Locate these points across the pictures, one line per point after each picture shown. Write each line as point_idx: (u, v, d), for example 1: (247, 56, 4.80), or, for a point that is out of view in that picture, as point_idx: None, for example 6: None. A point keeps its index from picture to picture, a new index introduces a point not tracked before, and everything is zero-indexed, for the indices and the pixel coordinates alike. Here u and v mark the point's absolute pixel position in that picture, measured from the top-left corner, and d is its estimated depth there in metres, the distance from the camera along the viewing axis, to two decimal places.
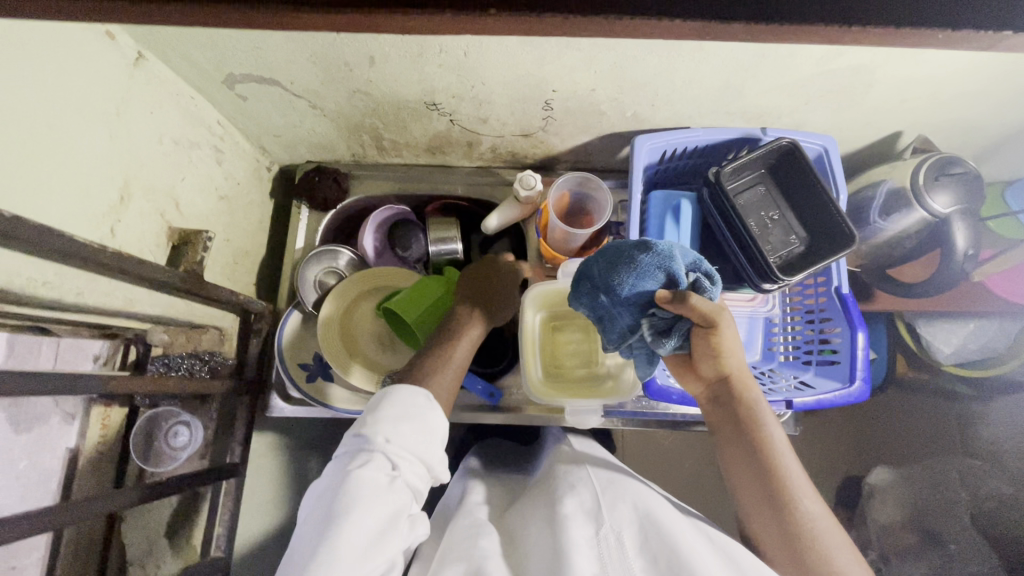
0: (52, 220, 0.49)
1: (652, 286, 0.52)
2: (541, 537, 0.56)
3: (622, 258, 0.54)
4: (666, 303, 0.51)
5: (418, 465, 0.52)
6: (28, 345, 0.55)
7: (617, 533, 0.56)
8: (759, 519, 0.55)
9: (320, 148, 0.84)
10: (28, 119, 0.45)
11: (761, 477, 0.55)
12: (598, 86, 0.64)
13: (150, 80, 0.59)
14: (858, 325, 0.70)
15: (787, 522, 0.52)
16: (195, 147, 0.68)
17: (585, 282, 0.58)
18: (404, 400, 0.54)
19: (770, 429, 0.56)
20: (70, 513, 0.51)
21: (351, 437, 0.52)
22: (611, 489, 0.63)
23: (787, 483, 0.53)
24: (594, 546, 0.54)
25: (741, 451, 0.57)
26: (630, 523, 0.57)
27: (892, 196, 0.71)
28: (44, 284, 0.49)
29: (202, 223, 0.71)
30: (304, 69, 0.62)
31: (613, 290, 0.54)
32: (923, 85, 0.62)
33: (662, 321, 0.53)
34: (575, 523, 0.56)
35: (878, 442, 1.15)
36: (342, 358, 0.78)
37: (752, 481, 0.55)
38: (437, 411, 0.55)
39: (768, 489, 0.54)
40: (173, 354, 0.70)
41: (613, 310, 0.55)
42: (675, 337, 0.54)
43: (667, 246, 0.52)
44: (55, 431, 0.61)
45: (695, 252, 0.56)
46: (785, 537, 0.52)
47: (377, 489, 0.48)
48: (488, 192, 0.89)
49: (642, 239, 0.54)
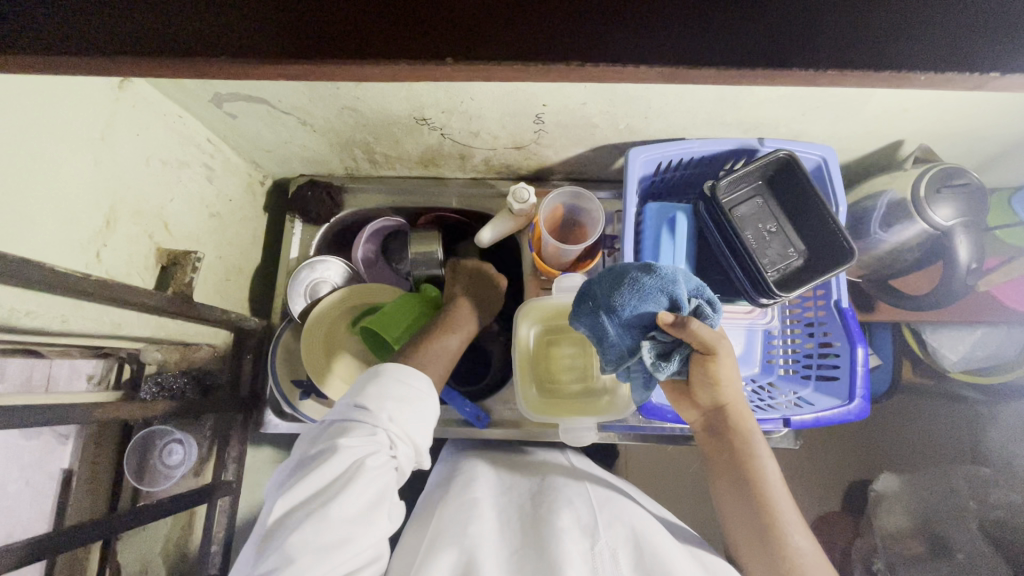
0: (37, 250, 0.49)
1: (652, 309, 0.52)
2: (532, 543, 0.56)
3: (625, 278, 0.54)
4: (668, 326, 0.50)
5: (413, 447, 0.54)
6: (20, 368, 0.55)
7: (612, 550, 0.55)
8: (749, 550, 0.55)
9: (313, 162, 0.83)
10: (9, 155, 0.45)
11: (751, 510, 0.54)
12: (590, 100, 0.63)
13: (135, 102, 0.59)
14: (858, 340, 0.69)
15: (776, 556, 0.52)
16: (184, 166, 0.68)
17: (586, 303, 0.57)
18: (407, 383, 0.55)
19: (763, 462, 0.56)
20: (63, 540, 0.52)
21: (350, 407, 0.53)
22: (605, 504, 0.62)
23: (778, 516, 0.53)
24: (588, 560, 0.53)
25: (734, 481, 0.56)
26: (624, 543, 0.57)
27: (894, 207, 0.69)
28: (26, 312, 0.49)
29: (193, 242, 0.71)
30: (292, 88, 0.62)
31: (614, 310, 0.53)
32: (922, 96, 0.61)
33: (662, 344, 0.52)
34: (572, 535, 0.55)
35: (884, 447, 1.14)
36: (325, 376, 0.77)
37: (743, 511, 0.55)
38: (431, 397, 0.57)
39: (759, 520, 0.54)
40: (165, 373, 0.70)
41: (612, 331, 0.54)
42: (675, 363, 0.52)
43: (671, 271, 0.53)
44: (51, 453, 0.62)
45: (698, 278, 0.56)
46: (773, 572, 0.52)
47: (377, 465, 0.49)
48: (482, 203, 0.88)
49: (646, 261, 0.55)
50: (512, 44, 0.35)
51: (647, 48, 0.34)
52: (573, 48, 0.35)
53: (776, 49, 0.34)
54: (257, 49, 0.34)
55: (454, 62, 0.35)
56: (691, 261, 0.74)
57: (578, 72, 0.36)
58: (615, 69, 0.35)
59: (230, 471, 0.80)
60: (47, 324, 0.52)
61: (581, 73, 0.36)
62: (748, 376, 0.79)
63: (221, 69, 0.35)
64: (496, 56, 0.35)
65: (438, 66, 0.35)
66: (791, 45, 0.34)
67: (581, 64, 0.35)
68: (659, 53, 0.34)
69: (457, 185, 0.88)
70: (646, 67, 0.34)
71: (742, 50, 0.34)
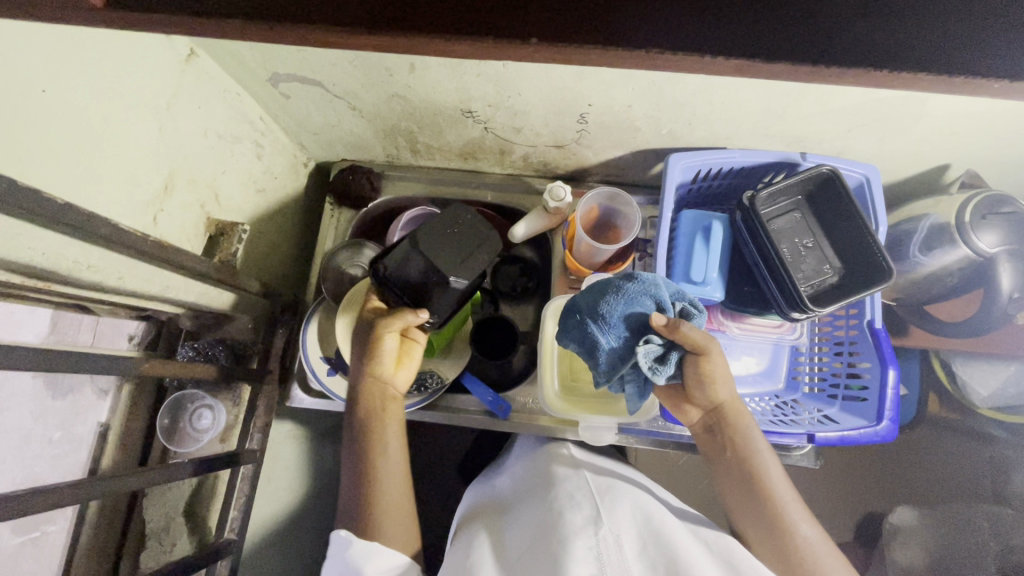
0: (101, 207, 0.51)
1: (641, 311, 0.54)
2: (538, 535, 0.56)
3: (610, 288, 0.55)
4: (661, 329, 0.52)
5: None
6: (70, 322, 0.62)
7: (617, 536, 0.55)
8: (760, 539, 0.57)
9: (357, 148, 0.85)
10: (84, 117, 0.48)
11: (755, 502, 0.57)
12: (636, 103, 0.64)
13: (198, 76, 0.62)
14: (889, 362, 0.68)
15: (787, 547, 0.55)
16: (237, 141, 0.70)
17: (573, 317, 0.58)
18: (332, 555, 0.57)
19: (761, 453, 0.59)
20: (103, 485, 0.51)
21: None
22: (604, 494, 0.62)
23: (782, 508, 0.56)
24: (593, 548, 0.53)
25: (736, 477, 0.59)
26: (629, 530, 0.57)
27: (935, 232, 0.69)
28: (88, 267, 0.50)
29: (239, 215, 0.73)
30: (346, 71, 0.64)
31: (602, 317, 0.54)
32: (975, 118, 0.60)
33: (658, 348, 0.53)
34: (576, 527, 0.56)
35: (903, 480, 1.11)
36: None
37: (751, 509, 0.58)
38: (353, 544, 0.55)
39: (764, 514, 0.57)
40: (201, 339, 0.74)
41: (602, 339, 0.54)
42: (671, 365, 0.54)
43: (650, 277, 0.56)
44: (88, 404, 0.67)
45: (676, 284, 0.59)
46: (786, 564, 0.55)
47: None
48: (516, 200, 0.90)
49: (626, 271, 0.57)
50: (582, 31, 0.36)
51: (713, 43, 0.35)
52: (642, 34, 0.35)
53: (845, 49, 0.34)
54: (346, 23, 0.36)
55: (536, 41, 0.36)
56: (724, 270, 0.73)
57: (654, 60, 0.36)
58: (689, 59, 0.35)
59: (255, 440, 0.77)
60: (104, 280, 0.53)
61: (656, 62, 0.36)
62: (771, 391, 0.79)
63: (311, 37, 0.36)
64: (568, 36, 0.36)
65: (517, 45, 0.36)
66: (858, 45, 0.34)
67: (658, 52, 0.35)
68: (733, 46, 0.35)
69: (493, 179, 0.90)
70: (724, 58, 0.35)
71: (811, 50, 0.35)
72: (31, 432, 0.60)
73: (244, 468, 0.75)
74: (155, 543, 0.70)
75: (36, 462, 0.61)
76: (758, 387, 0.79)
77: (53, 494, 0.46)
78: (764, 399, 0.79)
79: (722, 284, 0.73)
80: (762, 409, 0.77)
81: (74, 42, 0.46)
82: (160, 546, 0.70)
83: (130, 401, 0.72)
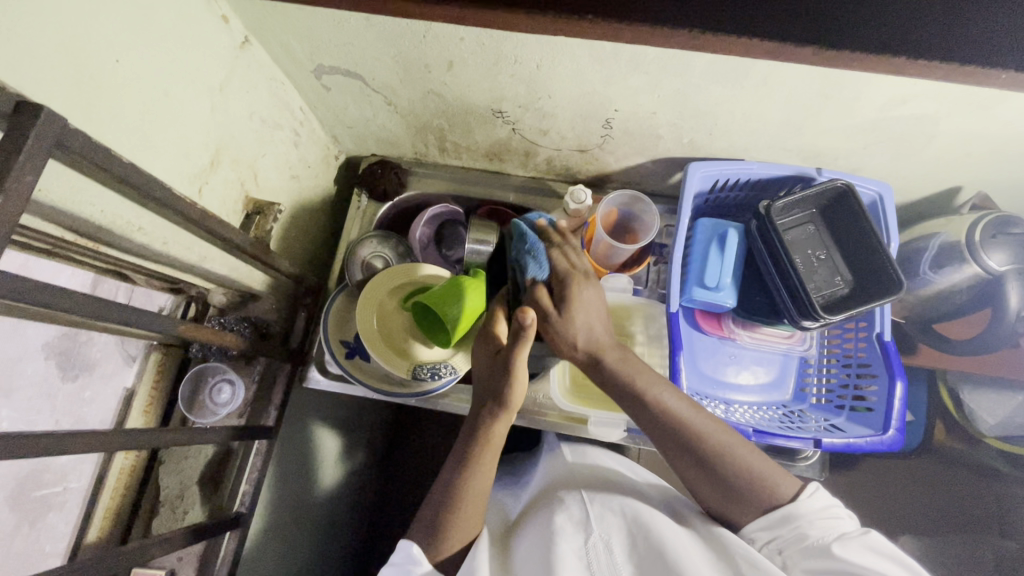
0: (156, 173, 0.55)
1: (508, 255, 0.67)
2: (534, 541, 0.58)
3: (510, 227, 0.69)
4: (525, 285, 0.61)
5: None
6: (109, 289, 0.65)
7: (607, 542, 0.57)
8: (696, 472, 0.58)
9: (387, 144, 0.89)
10: (149, 86, 0.51)
11: (677, 439, 0.58)
12: (661, 110, 0.67)
13: (251, 62, 0.66)
14: (898, 374, 0.70)
15: (723, 469, 0.57)
16: (278, 128, 0.74)
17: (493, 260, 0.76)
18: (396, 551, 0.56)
19: (652, 383, 0.59)
20: (132, 438, 0.52)
21: None
22: (597, 498, 0.63)
23: (701, 434, 0.58)
24: (583, 556, 0.55)
25: (642, 415, 0.59)
26: (618, 531, 0.58)
27: (945, 250, 0.71)
28: (138, 229, 0.53)
29: (274, 197, 0.77)
30: (387, 66, 0.67)
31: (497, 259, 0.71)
32: (989, 138, 0.62)
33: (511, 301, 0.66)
34: (565, 533, 0.57)
35: (908, 509, 1.10)
36: (390, 355, 0.76)
37: (677, 447, 0.58)
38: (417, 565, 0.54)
39: (688, 444, 0.58)
40: (228, 315, 0.77)
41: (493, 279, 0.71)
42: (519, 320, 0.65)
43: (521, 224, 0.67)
44: (118, 370, 0.70)
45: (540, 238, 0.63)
46: (734, 485, 0.56)
47: None
48: (537, 202, 0.93)
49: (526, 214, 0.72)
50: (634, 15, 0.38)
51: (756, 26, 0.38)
52: (691, 21, 0.38)
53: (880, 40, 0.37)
54: None
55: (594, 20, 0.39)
56: (737, 277, 0.76)
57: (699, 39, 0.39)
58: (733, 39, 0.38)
59: (272, 416, 0.79)
60: (151, 244, 0.56)
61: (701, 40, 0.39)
62: (780, 401, 0.80)
63: None
64: (618, 17, 0.39)
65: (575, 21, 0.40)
66: (893, 37, 0.37)
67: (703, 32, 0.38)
68: (782, 32, 0.38)
69: (516, 181, 0.93)
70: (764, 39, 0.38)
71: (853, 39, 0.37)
72: (54, 394, 0.62)
73: (259, 444, 0.77)
74: (168, 510, 0.72)
75: (42, 420, 0.61)
76: (765, 397, 0.80)
77: (87, 439, 0.47)
78: (771, 408, 0.79)
79: (734, 291, 0.75)
80: (769, 416, 0.77)
81: (145, 20, 0.49)
82: (173, 513, 0.72)
83: (156, 369, 0.74)
